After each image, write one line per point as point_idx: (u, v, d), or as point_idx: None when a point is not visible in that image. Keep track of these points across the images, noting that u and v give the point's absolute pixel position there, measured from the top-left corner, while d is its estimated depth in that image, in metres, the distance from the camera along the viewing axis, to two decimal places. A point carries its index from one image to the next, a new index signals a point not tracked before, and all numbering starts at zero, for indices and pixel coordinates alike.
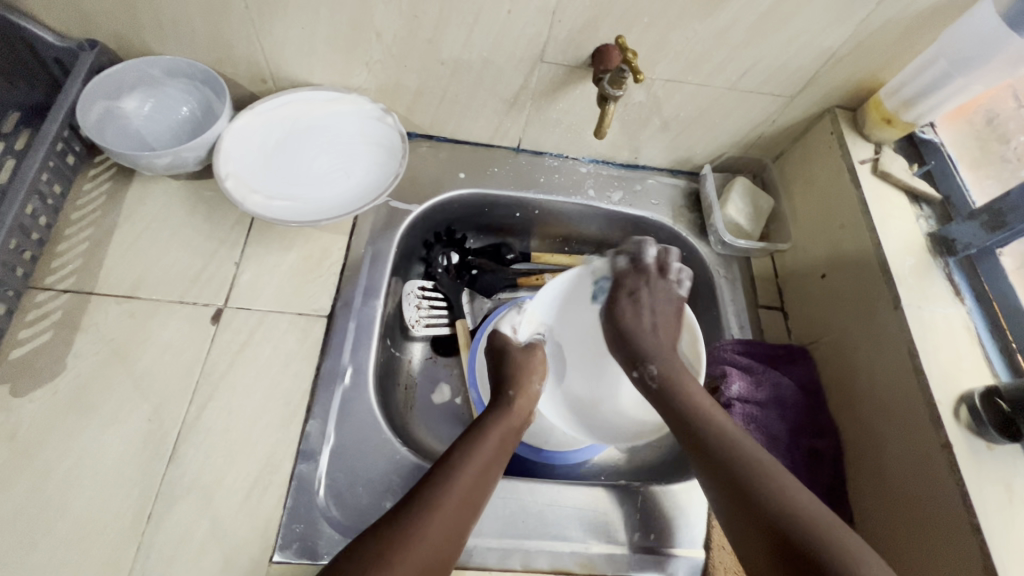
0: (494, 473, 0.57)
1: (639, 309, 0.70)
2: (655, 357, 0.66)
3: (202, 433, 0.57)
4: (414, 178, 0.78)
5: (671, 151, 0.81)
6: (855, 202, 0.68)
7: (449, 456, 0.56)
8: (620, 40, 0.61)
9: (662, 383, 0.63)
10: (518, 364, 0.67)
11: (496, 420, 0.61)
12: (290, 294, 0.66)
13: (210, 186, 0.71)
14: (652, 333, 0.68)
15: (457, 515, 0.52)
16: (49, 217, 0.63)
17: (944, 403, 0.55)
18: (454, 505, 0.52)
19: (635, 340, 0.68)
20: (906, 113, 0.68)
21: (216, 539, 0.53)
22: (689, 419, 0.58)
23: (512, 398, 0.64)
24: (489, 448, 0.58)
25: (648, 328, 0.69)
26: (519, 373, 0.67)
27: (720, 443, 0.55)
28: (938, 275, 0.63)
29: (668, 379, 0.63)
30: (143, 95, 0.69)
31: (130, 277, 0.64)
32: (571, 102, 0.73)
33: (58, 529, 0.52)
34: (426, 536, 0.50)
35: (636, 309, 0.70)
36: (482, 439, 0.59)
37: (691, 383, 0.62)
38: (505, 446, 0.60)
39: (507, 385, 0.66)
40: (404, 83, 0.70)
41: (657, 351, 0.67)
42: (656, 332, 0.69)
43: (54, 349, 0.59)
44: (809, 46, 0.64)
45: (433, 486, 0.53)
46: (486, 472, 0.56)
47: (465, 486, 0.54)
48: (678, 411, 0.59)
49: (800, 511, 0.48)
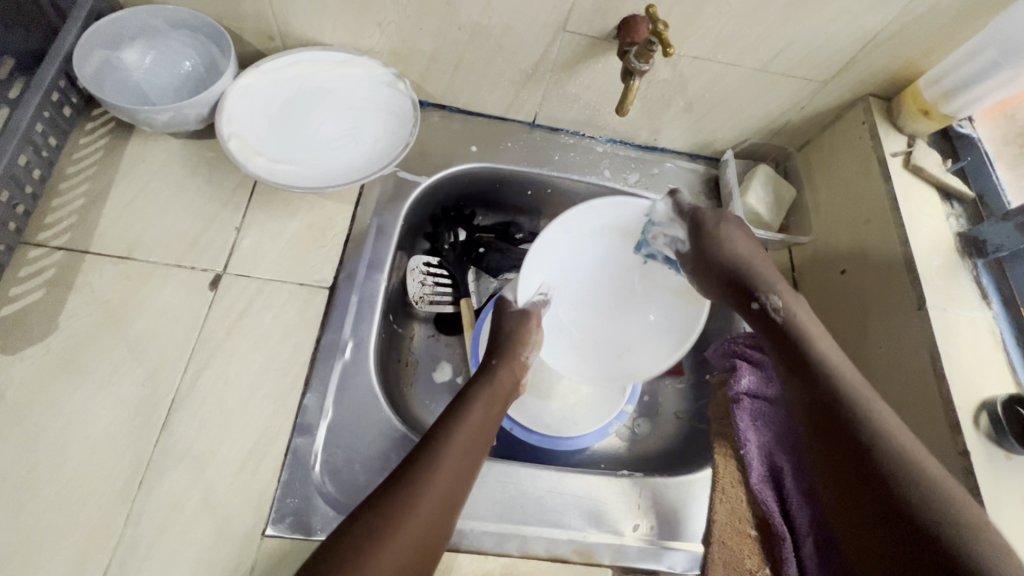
0: (480, 447, 0.56)
1: (738, 242, 0.65)
2: (777, 288, 0.63)
3: (197, 400, 0.56)
4: (424, 149, 0.75)
5: (692, 134, 0.78)
6: (884, 195, 0.66)
7: (436, 427, 0.56)
8: (649, 9, 0.57)
9: (787, 318, 0.60)
10: (502, 336, 0.67)
11: (481, 388, 0.61)
12: (292, 263, 0.64)
13: (212, 147, 0.68)
14: (751, 263, 0.65)
15: (445, 494, 0.51)
16: (44, 170, 0.61)
17: (964, 410, 0.53)
18: (444, 477, 0.52)
19: (746, 269, 0.64)
20: (945, 105, 0.64)
21: (209, 508, 0.52)
22: (802, 359, 0.57)
23: (495, 366, 0.64)
24: (475, 421, 0.57)
25: (750, 251, 0.65)
26: (505, 343, 0.66)
27: (843, 408, 0.53)
28: (965, 277, 0.61)
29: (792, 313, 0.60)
30: (144, 47, 0.66)
31: (127, 237, 0.61)
32: (593, 76, 0.69)
33: (49, 491, 0.50)
34: (416, 511, 0.49)
35: (729, 238, 0.66)
36: (468, 413, 0.58)
37: (812, 325, 0.59)
38: (495, 415, 0.60)
39: (490, 354, 0.65)
40: (418, 47, 0.66)
41: (777, 279, 0.64)
42: (750, 249, 0.66)
43: (46, 308, 0.57)
44: (850, 27, 0.60)
45: (420, 462, 0.52)
46: (473, 445, 0.55)
47: (454, 461, 0.53)
48: (794, 355, 0.58)
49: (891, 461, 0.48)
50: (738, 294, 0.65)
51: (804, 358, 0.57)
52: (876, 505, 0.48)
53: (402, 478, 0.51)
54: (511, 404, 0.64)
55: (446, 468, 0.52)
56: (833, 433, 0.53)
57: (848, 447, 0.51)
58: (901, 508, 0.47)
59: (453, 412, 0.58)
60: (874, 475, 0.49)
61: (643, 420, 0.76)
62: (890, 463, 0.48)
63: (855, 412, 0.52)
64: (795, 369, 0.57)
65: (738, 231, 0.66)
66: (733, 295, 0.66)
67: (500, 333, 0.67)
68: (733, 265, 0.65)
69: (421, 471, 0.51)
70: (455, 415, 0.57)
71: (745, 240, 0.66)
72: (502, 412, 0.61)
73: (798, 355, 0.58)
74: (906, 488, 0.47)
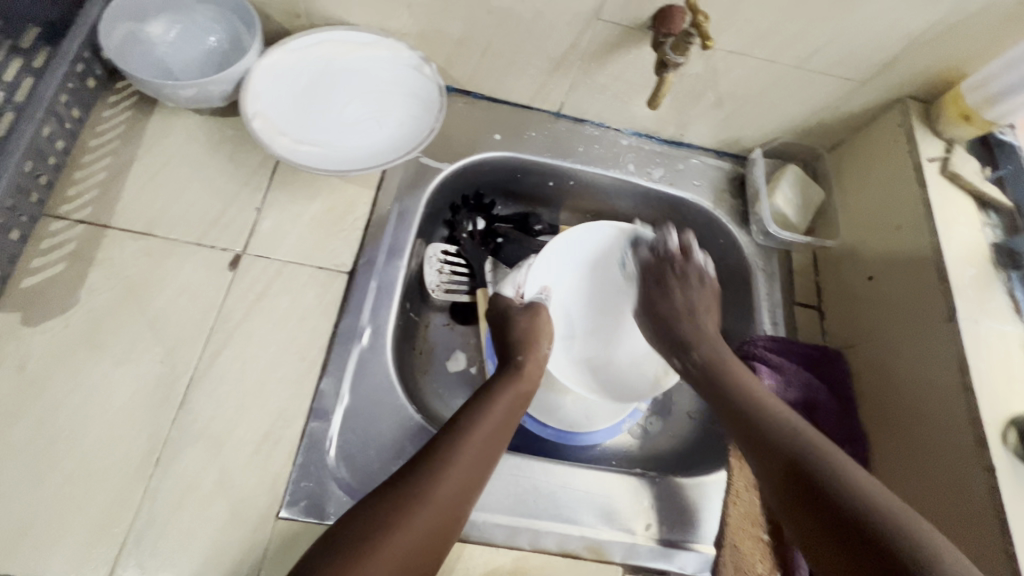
0: (502, 438, 0.56)
1: (682, 296, 0.71)
2: (699, 343, 0.67)
3: (214, 380, 0.56)
4: (447, 135, 0.74)
5: (721, 130, 0.76)
6: (918, 202, 0.64)
7: (458, 417, 0.56)
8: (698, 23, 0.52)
9: (705, 372, 0.64)
10: (524, 331, 0.66)
11: (503, 384, 0.60)
12: (312, 246, 0.63)
13: (234, 125, 0.67)
14: (695, 326, 0.69)
15: (466, 483, 0.51)
16: (67, 143, 0.60)
17: (991, 425, 0.52)
18: (462, 466, 0.52)
19: (676, 329, 0.69)
20: (987, 110, 0.62)
21: (223, 489, 0.52)
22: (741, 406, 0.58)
23: (520, 363, 0.63)
24: (500, 412, 0.57)
25: (709, 331, 0.69)
26: (526, 340, 0.65)
27: (756, 414, 0.57)
28: (999, 289, 0.59)
29: (710, 365, 0.64)
30: (170, 20, 0.65)
31: (148, 213, 0.61)
32: (623, 67, 0.67)
33: (65, 465, 0.51)
34: (433, 502, 0.49)
35: (679, 291, 0.72)
36: (493, 402, 0.58)
37: (736, 366, 0.64)
38: (516, 412, 0.59)
39: (515, 350, 0.64)
40: (447, 31, 0.65)
41: (705, 339, 0.68)
42: (709, 321, 0.70)
43: (66, 281, 0.57)
44: (893, 26, 0.58)
45: (441, 447, 0.52)
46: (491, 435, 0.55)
47: (474, 451, 0.53)
48: (717, 388, 0.61)
49: (835, 467, 0.50)
50: (668, 348, 0.69)
51: (733, 407, 0.58)
52: (812, 491, 0.49)
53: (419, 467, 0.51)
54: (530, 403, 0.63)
55: (468, 455, 0.52)
56: (751, 436, 0.56)
57: (760, 449, 0.54)
58: (838, 498, 0.47)
59: (476, 403, 0.58)
60: (793, 462, 0.52)
61: (656, 417, 0.76)
62: (820, 472, 0.50)
63: (771, 420, 0.56)
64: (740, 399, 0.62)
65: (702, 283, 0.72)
66: (665, 345, 0.70)
67: (519, 328, 0.66)
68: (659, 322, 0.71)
69: (438, 459, 0.51)
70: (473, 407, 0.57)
71: (710, 305, 0.72)
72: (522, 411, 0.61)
73: (724, 402, 0.60)
74: (847, 497, 0.47)
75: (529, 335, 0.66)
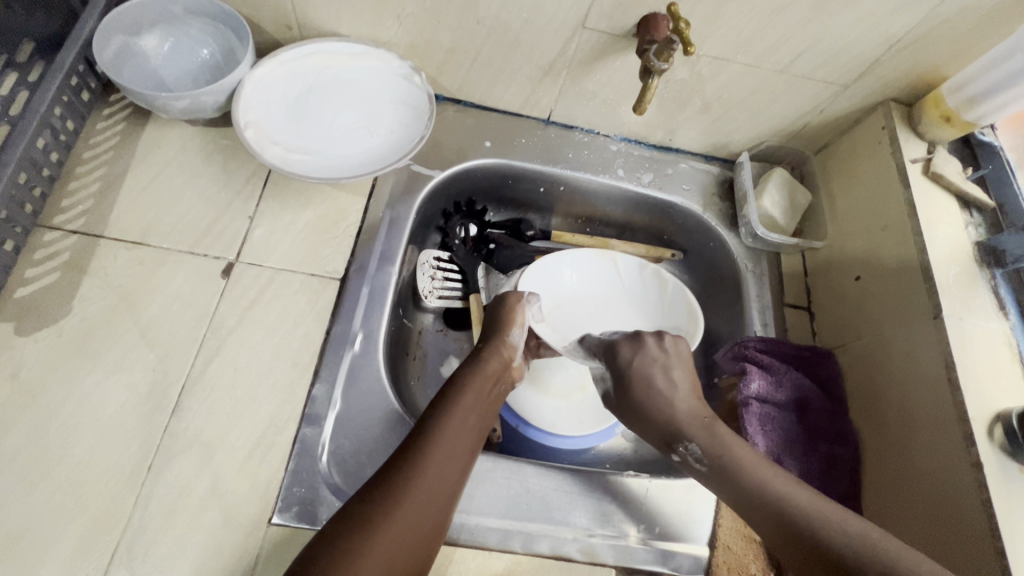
0: (472, 429, 0.55)
1: (656, 377, 0.58)
2: (691, 431, 0.55)
3: (207, 387, 0.56)
4: (438, 143, 0.75)
5: (708, 135, 0.78)
6: (902, 202, 0.65)
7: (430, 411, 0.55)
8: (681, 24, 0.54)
9: (714, 464, 0.52)
10: (495, 319, 0.65)
11: (469, 371, 0.59)
12: (304, 253, 0.64)
13: (228, 135, 0.68)
14: (672, 403, 0.57)
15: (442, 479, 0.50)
16: (61, 154, 0.61)
17: (977, 421, 0.53)
18: (433, 465, 0.50)
19: (661, 410, 0.57)
20: (968, 112, 0.64)
21: (215, 495, 0.52)
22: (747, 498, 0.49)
23: (481, 350, 0.62)
24: (467, 402, 0.56)
25: (683, 397, 0.57)
26: (494, 328, 0.64)
27: (760, 498, 0.48)
28: (983, 287, 0.60)
29: (717, 455, 0.52)
30: (163, 34, 0.66)
31: (142, 222, 0.62)
32: (611, 74, 0.69)
33: (56, 474, 0.51)
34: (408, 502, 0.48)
35: (650, 376, 0.58)
36: (460, 394, 0.57)
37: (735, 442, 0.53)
38: (486, 398, 0.58)
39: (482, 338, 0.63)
40: (436, 41, 0.66)
41: (692, 416, 0.56)
42: (687, 390, 0.58)
43: (60, 290, 0.57)
44: (873, 30, 0.60)
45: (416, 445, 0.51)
46: (468, 429, 0.55)
47: (446, 448, 0.52)
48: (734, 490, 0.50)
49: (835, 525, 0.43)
50: (658, 442, 0.57)
51: (743, 490, 0.49)
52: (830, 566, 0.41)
53: (400, 470, 0.49)
54: (504, 385, 0.62)
55: (439, 451, 0.51)
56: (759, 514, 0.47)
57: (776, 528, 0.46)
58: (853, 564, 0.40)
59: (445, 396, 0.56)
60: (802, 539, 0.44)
61: None
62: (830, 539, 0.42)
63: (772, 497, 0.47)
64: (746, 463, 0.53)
65: (663, 347, 0.61)
66: (654, 441, 0.58)
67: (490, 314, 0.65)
68: (641, 413, 0.58)
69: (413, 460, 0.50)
70: (447, 403, 0.55)
71: (674, 363, 0.60)
72: (493, 394, 0.59)
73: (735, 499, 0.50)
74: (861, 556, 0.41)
75: (501, 322, 0.64)
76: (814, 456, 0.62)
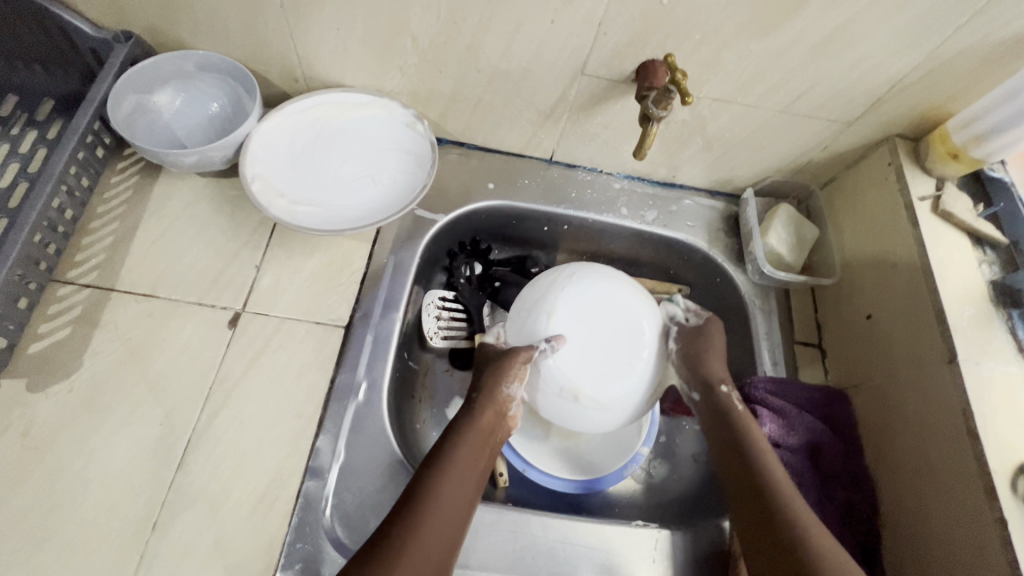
0: (469, 486, 0.54)
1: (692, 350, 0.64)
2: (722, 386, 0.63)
3: (212, 440, 0.56)
4: (442, 186, 0.76)
5: (712, 171, 0.77)
6: (911, 239, 0.64)
7: (425, 468, 0.54)
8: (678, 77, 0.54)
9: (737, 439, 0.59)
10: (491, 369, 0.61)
11: (463, 427, 0.58)
12: (310, 302, 0.65)
13: (236, 185, 0.69)
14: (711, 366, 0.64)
15: (440, 539, 0.50)
16: (75, 211, 0.63)
17: (1000, 474, 0.51)
18: (431, 528, 0.50)
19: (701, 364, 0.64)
20: (975, 148, 0.62)
21: (219, 553, 0.52)
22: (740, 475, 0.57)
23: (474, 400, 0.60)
24: (460, 461, 0.55)
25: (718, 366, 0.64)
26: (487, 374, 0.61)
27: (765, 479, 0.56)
28: (1000, 328, 0.58)
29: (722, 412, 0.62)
30: (175, 89, 0.68)
31: (152, 275, 0.63)
32: (612, 116, 0.69)
33: (64, 531, 0.51)
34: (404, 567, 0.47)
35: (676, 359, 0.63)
36: (454, 452, 0.56)
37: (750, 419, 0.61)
38: (481, 451, 0.57)
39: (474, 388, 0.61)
40: (438, 89, 0.67)
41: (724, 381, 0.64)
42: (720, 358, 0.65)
43: (72, 345, 0.58)
44: (875, 71, 0.59)
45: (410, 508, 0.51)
46: (466, 484, 0.54)
47: (443, 509, 0.52)
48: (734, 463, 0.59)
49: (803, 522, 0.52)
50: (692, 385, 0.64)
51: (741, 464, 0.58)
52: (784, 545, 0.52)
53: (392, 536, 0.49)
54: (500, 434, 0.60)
55: (436, 513, 0.51)
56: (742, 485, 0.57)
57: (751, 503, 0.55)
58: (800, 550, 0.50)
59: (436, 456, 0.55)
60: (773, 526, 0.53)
61: (660, 462, 0.74)
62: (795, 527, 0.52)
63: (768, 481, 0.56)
64: (721, 423, 0.62)
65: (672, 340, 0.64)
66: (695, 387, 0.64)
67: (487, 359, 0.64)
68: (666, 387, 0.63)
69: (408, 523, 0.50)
70: (439, 462, 0.55)
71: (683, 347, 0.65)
72: (490, 446, 0.58)
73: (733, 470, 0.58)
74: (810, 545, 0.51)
75: (501, 370, 0.60)
76: (831, 501, 0.61)
